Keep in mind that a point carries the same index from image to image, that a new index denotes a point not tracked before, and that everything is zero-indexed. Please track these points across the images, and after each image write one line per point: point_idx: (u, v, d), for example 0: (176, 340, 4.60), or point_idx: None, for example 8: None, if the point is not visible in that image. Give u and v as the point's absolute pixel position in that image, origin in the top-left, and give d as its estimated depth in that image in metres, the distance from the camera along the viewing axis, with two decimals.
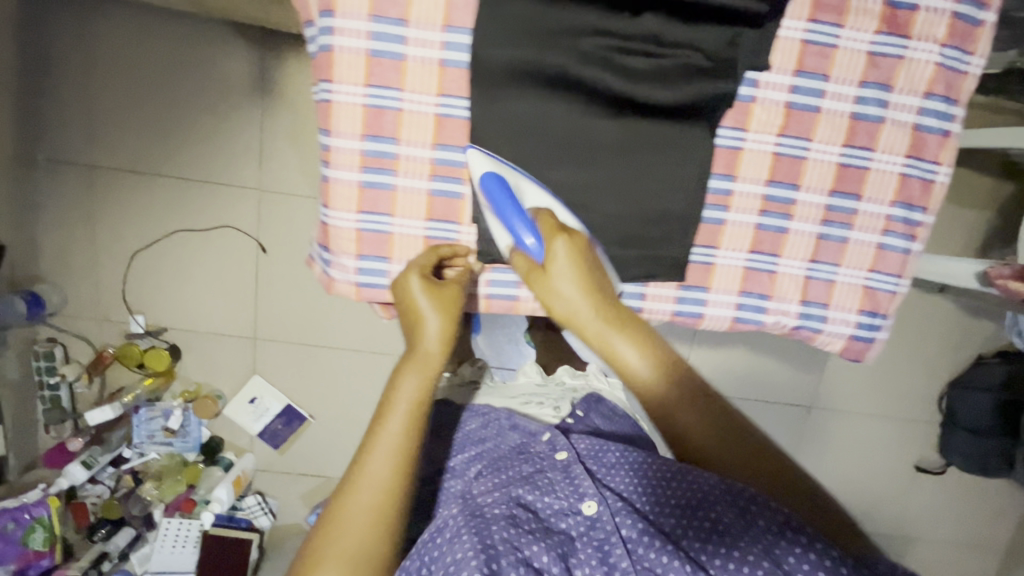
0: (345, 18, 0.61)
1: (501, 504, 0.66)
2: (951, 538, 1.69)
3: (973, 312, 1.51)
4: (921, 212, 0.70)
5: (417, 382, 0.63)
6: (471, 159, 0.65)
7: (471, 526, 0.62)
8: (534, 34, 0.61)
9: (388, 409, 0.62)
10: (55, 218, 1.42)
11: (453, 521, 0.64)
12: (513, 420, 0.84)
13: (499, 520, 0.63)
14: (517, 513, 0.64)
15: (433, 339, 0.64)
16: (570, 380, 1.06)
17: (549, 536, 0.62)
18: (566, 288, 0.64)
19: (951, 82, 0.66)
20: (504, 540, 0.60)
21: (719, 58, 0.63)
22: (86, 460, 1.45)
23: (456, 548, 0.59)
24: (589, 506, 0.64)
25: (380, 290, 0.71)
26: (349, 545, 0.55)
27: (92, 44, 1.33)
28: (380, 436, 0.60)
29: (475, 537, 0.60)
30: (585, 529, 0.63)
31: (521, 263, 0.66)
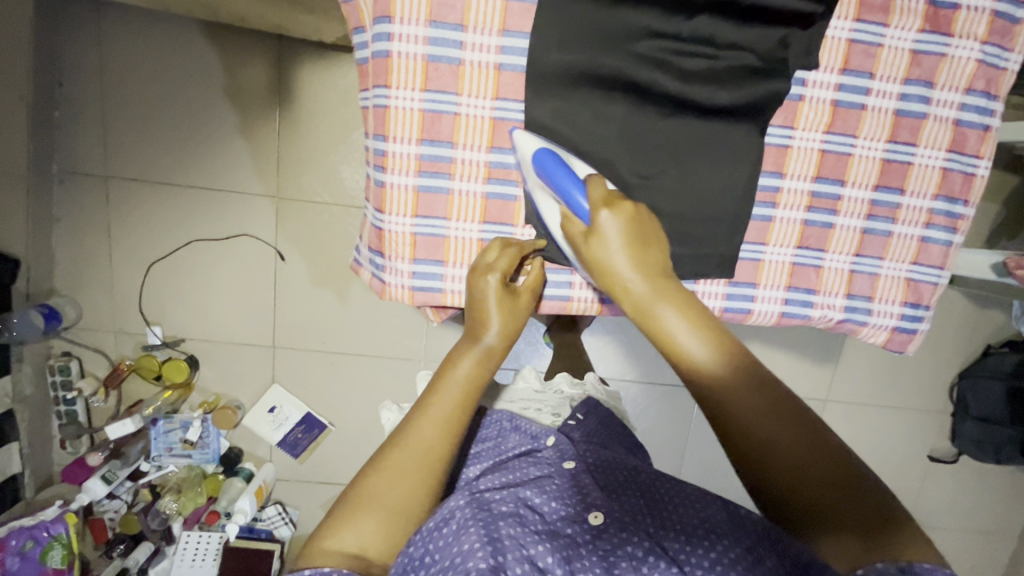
0: (403, 23, 0.62)
1: (507, 501, 0.60)
2: (965, 525, 1.72)
3: (983, 303, 1.54)
4: (962, 205, 0.72)
5: (472, 364, 0.61)
6: (520, 140, 0.65)
7: (480, 518, 0.56)
8: (592, 37, 0.63)
9: (439, 387, 0.60)
10: (71, 231, 1.41)
11: (460, 511, 0.56)
12: (515, 421, 0.79)
13: (506, 516, 0.57)
14: (525, 514, 0.59)
15: (495, 326, 0.63)
16: (569, 389, 1.00)
17: (555, 538, 0.57)
18: (615, 252, 0.59)
19: (990, 78, 0.69)
20: (510, 537, 0.55)
21: (769, 59, 0.64)
22: (107, 475, 1.41)
23: (462, 538, 0.53)
24: (595, 518, 0.60)
25: (434, 294, 0.71)
26: (392, 501, 0.53)
27: (107, 53, 1.32)
28: (428, 408, 0.58)
29: (482, 530, 0.54)
30: (590, 537, 0.58)
31: (573, 228, 0.62)
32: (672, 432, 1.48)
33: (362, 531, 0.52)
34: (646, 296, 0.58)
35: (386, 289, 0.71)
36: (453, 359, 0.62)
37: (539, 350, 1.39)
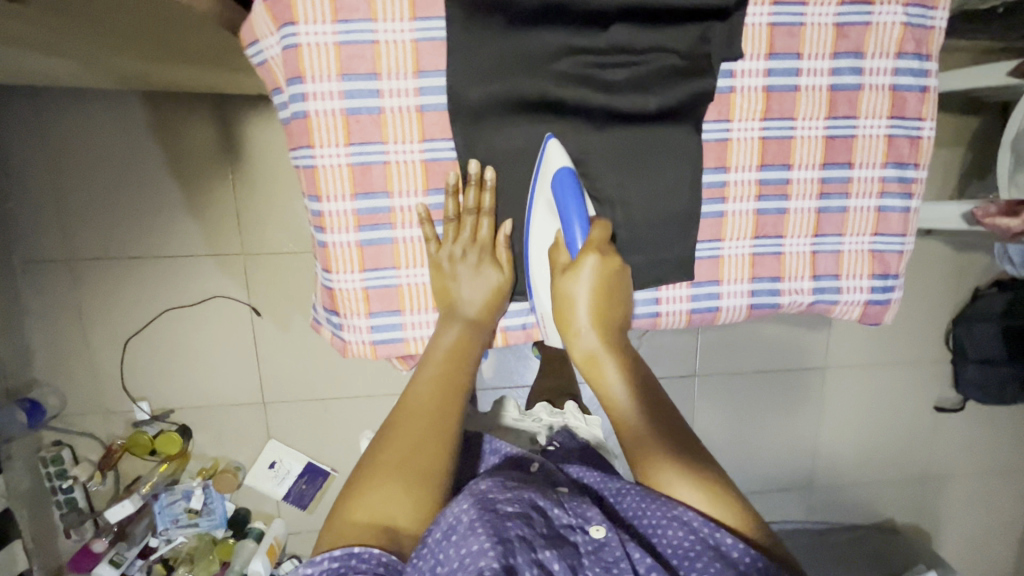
0: (316, 82, 0.60)
1: (514, 501, 0.56)
2: (983, 469, 1.71)
3: (965, 247, 1.53)
4: (914, 169, 0.71)
5: (457, 334, 0.65)
6: (550, 149, 0.63)
7: (486, 519, 0.53)
8: (509, 64, 0.61)
9: (429, 359, 0.64)
10: (42, 319, 1.39)
11: (463, 509, 0.54)
12: (495, 444, 0.78)
13: (514, 517, 0.54)
14: (533, 515, 0.56)
15: (477, 300, 0.66)
16: (546, 417, 1.02)
17: (560, 546, 0.54)
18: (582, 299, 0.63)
19: (919, 39, 0.67)
20: (520, 537, 0.52)
21: (692, 56, 0.63)
22: (114, 558, 1.39)
23: (469, 539, 0.51)
24: (598, 529, 0.56)
25: (396, 345, 0.69)
26: (404, 463, 0.56)
27: (48, 137, 1.30)
28: (424, 377, 0.62)
29: (491, 529, 0.52)
30: (592, 550, 0.54)
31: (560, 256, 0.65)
32: None
33: (378, 494, 0.54)
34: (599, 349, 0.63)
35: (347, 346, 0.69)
36: (439, 332, 0.65)
37: (529, 365, 1.38)
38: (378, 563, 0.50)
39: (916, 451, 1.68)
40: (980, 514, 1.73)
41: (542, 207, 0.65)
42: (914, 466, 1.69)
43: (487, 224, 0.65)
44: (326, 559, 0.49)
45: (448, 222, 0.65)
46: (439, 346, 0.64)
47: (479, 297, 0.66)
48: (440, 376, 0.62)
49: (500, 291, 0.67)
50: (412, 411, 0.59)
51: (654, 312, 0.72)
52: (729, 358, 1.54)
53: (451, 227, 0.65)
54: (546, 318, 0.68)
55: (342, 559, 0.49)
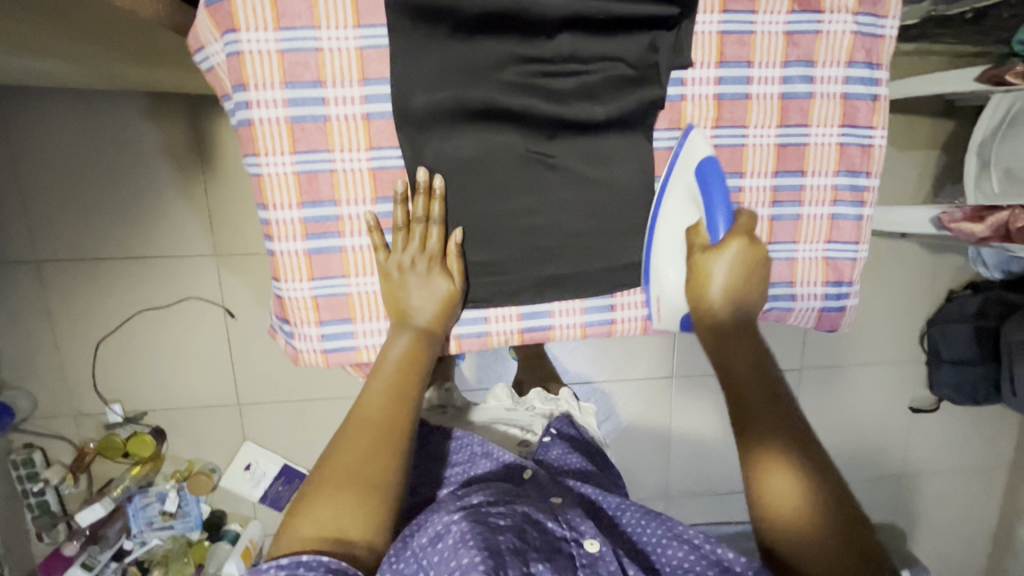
0: (259, 90, 0.60)
1: (508, 514, 0.59)
2: (958, 468, 1.73)
3: (939, 249, 1.54)
4: (865, 177, 0.72)
5: (409, 342, 0.65)
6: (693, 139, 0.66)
7: (476, 531, 0.55)
8: (457, 72, 0.61)
9: (379, 371, 0.63)
10: (11, 321, 1.38)
11: (456, 524, 0.56)
12: (486, 445, 0.79)
13: (506, 530, 0.56)
14: (526, 528, 0.58)
15: (429, 309, 0.65)
16: (541, 404, 1.06)
17: (555, 557, 0.56)
18: (723, 275, 0.65)
19: (870, 48, 0.67)
20: (511, 550, 0.54)
21: (641, 66, 0.63)
22: (86, 562, 1.38)
23: (460, 552, 0.53)
24: (592, 543, 0.58)
25: (347, 352, 0.69)
26: (350, 476, 0.56)
27: (13, 139, 1.28)
28: (373, 391, 0.62)
29: (481, 542, 0.53)
30: (586, 564, 0.57)
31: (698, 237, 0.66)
32: (649, 423, 1.51)
33: (324, 512, 0.54)
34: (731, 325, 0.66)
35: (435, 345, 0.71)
36: (390, 340, 0.65)
37: (505, 366, 1.39)
38: (326, 570, 0.49)
39: (891, 451, 1.69)
40: (954, 512, 1.76)
41: (683, 196, 0.67)
42: (889, 466, 1.70)
43: (435, 232, 0.64)
44: (278, 567, 0.49)
45: (397, 232, 0.64)
46: (390, 356, 0.64)
47: (429, 307, 0.65)
48: (389, 389, 0.62)
49: (451, 300, 0.66)
50: (360, 424, 0.59)
51: (610, 319, 0.73)
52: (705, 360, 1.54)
53: (400, 237, 0.64)
54: (660, 301, 0.70)
55: (292, 567, 0.49)
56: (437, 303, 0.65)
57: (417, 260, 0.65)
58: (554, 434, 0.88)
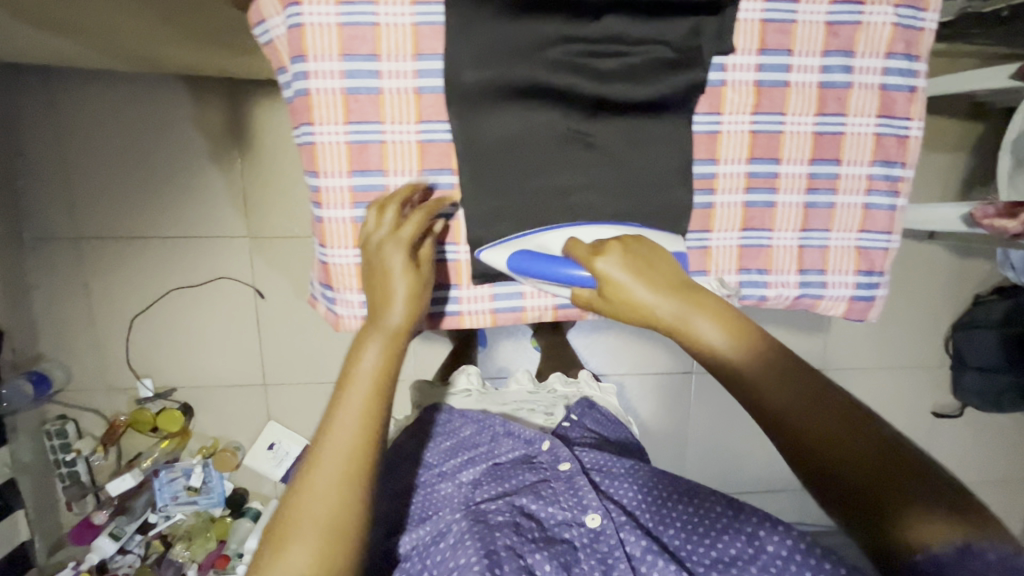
0: (318, 60, 0.63)
1: (503, 511, 0.72)
2: (979, 477, 1.71)
3: (965, 253, 1.53)
4: (900, 168, 0.72)
5: (383, 349, 0.60)
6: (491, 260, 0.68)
7: (474, 531, 0.68)
8: (506, 50, 0.63)
9: (351, 381, 0.58)
10: (51, 295, 1.43)
11: (456, 525, 0.70)
12: (508, 425, 0.86)
13: (502, 527, 0.69)
14: (520, 523, 0.71)
15: (399, 304, 0.62)
16: (562, 388, 1.10)
17: (550, 545, 0.68)
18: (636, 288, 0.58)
19: (909, 40, 0.68)
20: (507, 547, 0.66)
21: (684, 49, 0.65)
22: (114, 532, 1.42)
23: (459, 554, 0.65)
24: (592, 519, 0.69)
25: (451, 317, 0.74)
26: (319, 512, 0.52)
27: (61, 118, 1.34)
28: (344, 408, 0.57)
29: (478, 542, 0.66)
30: (587, 540, 0.68)
31: (577, 249, 0.62)
32: (668, 418, 1.51)
33: (293, 554, 0.50)
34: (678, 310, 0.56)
35: (469, 318, 0.75)
36: (362, 344, 0.60)
37: (526, 355, 1.40)
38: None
39: None
40: None
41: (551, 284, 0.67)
42: None
43: (419, 217, 0.64)
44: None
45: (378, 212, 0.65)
46: (364, 368, 0.58)
47: (396, 300, 0.62)
48: (358, 400, 0.57)
49: (420, 291, 0.64)
50: (329, 442, 0.55)
51: None
52: None
53: (376, 210, 0.64)
54: None
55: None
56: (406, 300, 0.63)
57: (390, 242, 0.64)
58: (573, 420, 0.95)
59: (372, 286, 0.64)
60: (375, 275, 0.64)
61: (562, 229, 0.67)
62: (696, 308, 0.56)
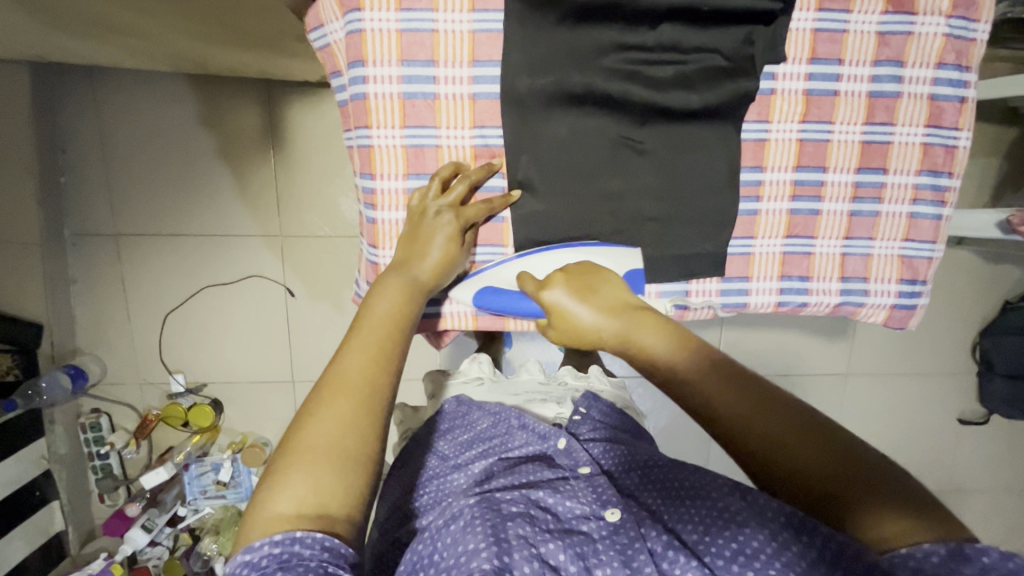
0: (377, 65, 0.64)
1: (517, 502, 0.66)
2: (1004, 485, 1.69)
3: (995, 260, 1.52)
4: (948, 177, 0.73)
5: (399, 295, 0.61)
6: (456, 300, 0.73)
7: (485, 518, 0.62)
8: (561, 59, 0.64)
9: (364, 322, 0.58)
10: (89, 290, 1.46)
11: (468, 510, 0.64)
12: (523, 419, 0.83)
13: (515, 516, 0.63)
14: (534, 514, 0.65)
15: (430, 262, 0.64)
16: (573, 380, 1.08)
17: (568, 536, 0.63)
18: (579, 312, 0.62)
19: (960, 50, 0.69)
20: (517, 536, 0.61)
21: (736, 57, 0.66)
22: (146, 524, 1.45)
23: (467, 539, 0.60)
24: (612, 514, 0.63)
25: (497, 319, 0.77)
26: (323, 443, 0.49)
27: (103, 118, 1.37)
28: (355, 346, 0.56)
29: (487, 530, 0.60)
30: (607, 533, 0.62)
31: (526, 282, 0.66)
32: (692, 421, 1.51)
33: (294, 483, 0.47)
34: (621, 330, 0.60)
35: (514, 323, 0.77)
36: (382, 288, 0.61)
37: (551, 354, 1.40)
38: (321, 549, 0.44)
39: (936, 463, 1.67)
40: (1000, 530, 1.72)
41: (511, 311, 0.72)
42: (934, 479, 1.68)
43: (482, 208, 0.67)
44: (266, 544, 0.44)
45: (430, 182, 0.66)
46: (375, 314, 0.58)
47: (432, 262, 0.64)
48: (369, 352, 0.55)
49: (452, 263, 0.66)
50: (336, 389, 0.52)
51: (684, 305, 0.75)
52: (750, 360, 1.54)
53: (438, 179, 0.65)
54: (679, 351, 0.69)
55: (283, 544, 0.44)
56: (438, 268, 0.64)
57: (444, 212, 0.66)
58: (583, 413, 0.89)
59: (410, 240, 0.65)
60: (412, 237, 0.65)
61: (509, 261, 0.70)
62: (638, 324, 0.59)
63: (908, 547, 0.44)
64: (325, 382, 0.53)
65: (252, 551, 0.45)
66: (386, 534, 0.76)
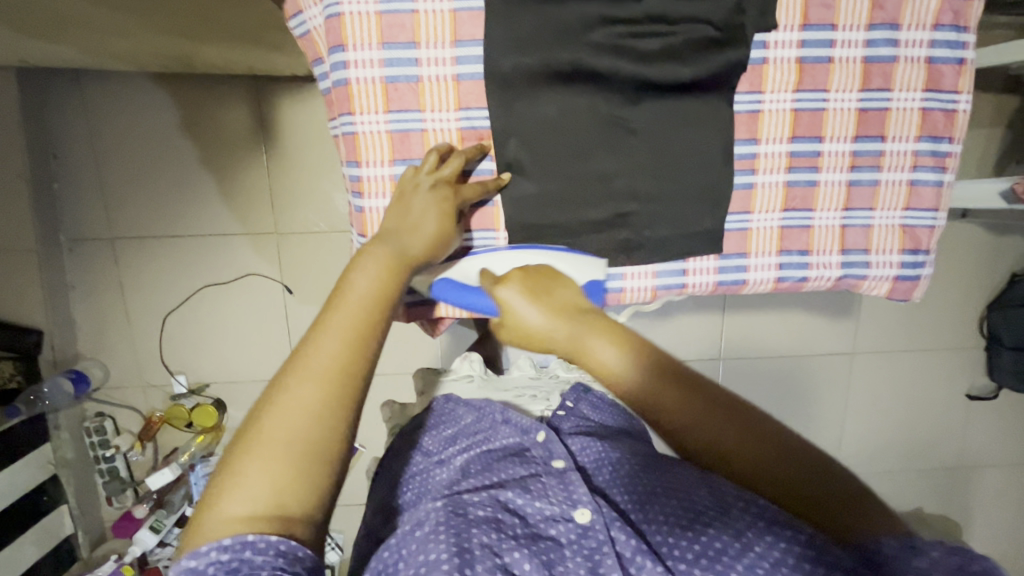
0: (357, 50, 0.63)
1: (485, 505, 0.67)
2: (1015, 459, 1.68)
3: (1001, 232, 1.49)
4: (948, 142, 0.71)
5: (381, 273, 0.56)
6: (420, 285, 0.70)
7: (452, 525, 0.63)
8: (546, 35, 0.63)
9: (341, 299, 0.54)
10: (88, 296, 1.46)
11: (435, 514, 0.65)
12: (506, 413, 0.83)
13: (482, 523, 0.65)
14: (502, 519, 0.66)
15: (421, 236, 0.60)
16: (564, 374, 1.11)
17: (535, 542, 0.64)
18: (530, 313, 0.68)
19: (957, 10, 0.67)
20: (483, 545, 0.62)
21: (727, 28, 0.64)
22: (154, 525, 1.44)
23: (429, 548, 0.60)
24: (582, 515, 0.65)
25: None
26: (282, 439, 0.48)
27: (93, 122, 1.36)
28: (330, 330, 0.52)
29: (451, 538, 0.61)
30: (574, 537, 0.64)
31: (485, 279, 0.68)
32: None
33: (251, 479, 0.47)
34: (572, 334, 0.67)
35: None
36: (363, 261, 0.56)
37: None
38: (275, 555, 0.45)
39: (946, 439, 1.65)
40: (1014, 504, 1.71)
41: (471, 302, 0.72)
42: (943, 455, 1.67)
43: (477, 188, 0.65)
44: (213, 550, 0.44)
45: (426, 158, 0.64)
46: (353, 294, 0.54)
47: (423, 235, 0.60)
48: (341, 339, 0.52)
49: (444, 240, 0.63)
50: (304, 376, 0.50)
51: (681, 283, 0.74)
52: (754, 342, 1.53)
53: (433, 154, 0.64)
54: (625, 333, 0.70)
55: (233, 551, 0.44)
56: (428, 244, 0.61)
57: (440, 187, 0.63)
58: (569, 408, 0.89)
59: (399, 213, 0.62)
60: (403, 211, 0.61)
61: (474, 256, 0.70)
62: (589, 332, 0.67)
63: (826, 532, 0.58)
64: (294, 370, 0.51)
65: (200, 556, 0.45)
66: (370, 532, 0.77)
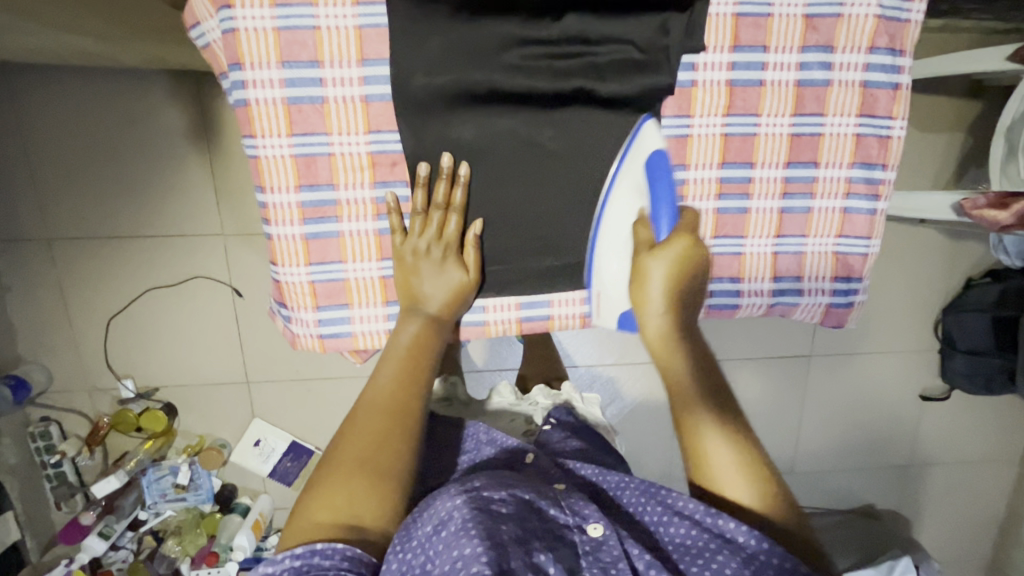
0: (255, 69, 0.59)
1: (507, 502, 0.56)
2: (965, 457, 1.71)
3: (957, 237, 1.50)
4: (882, 169, 0.69)
5: (419, 326, 0.64)
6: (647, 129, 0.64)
7: (479, 520, 0.52)
8: (459, 56, 0.59)
9: (387, 356, 0.63)
10: (26, 297, 1.40)
11: (457, 511, 0.53)
12: (491, 434, 0.76)
13: (507, 519, 0.54)
14: (527, 516, 0.55)
15: (438, 296, 0.65)
16: (544, 400, 1.00)
17: (556, 545, 0.54)
18: (658, 280, 0.62)
19: (893, 33, 0.65)
20: (514, 541, 0.51)
21: (650, 50, 0.61)
22: (103, 532, 1.40)
23: (462, 542, 0.50)
24: (594, 528, 0.56)
25: (478, 327, 0.71)
26: (353, 459, 0.56)
27: (21, 115, 1.28)
28: (382, 371, 0.62)
29: (484, 532, 0.51)
30: (589, 549, 0.54)
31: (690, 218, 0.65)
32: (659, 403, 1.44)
33: (335, 493, 0.54)
34: (667, 331, 0.63)
35: None
36: (401, 326, 0.65)
37: (512, 347, 1.36)
38: (343, 558, 0.50)
39: (899, 439, 1.68)
40: (962, 500, 1.75)
41: (629, 188, 0.65)
42: (895, 454, 1.69)
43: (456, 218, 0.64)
44: (287, 558, 0.50)
45: (415, 216, 0.64)
46: (398, 343, 0.64)
47: (441, 295, 0.65)
48: (392, 373, 0.62)
49: (462, 289, 0.66)
50: (366, 412, 0.59)
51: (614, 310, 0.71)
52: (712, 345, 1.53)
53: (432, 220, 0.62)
54: (602, 296, 0.70)
55: (303, 557, 0.50)
56: (448, 289, 0.65)
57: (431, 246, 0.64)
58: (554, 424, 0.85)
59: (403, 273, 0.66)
60: (406, 285, 0.65)
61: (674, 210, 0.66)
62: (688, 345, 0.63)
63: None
64: (363, 407, 0.60)
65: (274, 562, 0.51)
66: None
